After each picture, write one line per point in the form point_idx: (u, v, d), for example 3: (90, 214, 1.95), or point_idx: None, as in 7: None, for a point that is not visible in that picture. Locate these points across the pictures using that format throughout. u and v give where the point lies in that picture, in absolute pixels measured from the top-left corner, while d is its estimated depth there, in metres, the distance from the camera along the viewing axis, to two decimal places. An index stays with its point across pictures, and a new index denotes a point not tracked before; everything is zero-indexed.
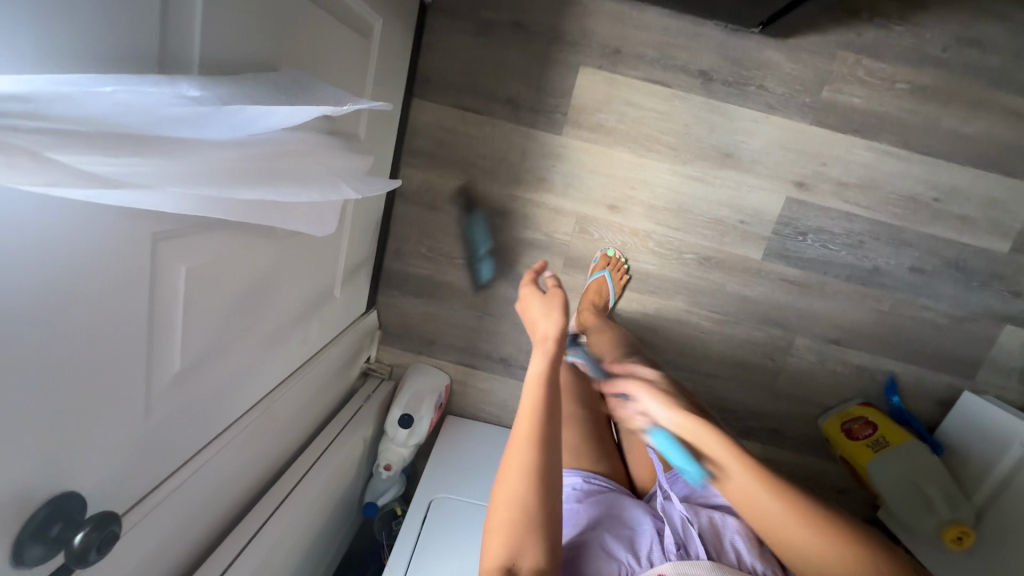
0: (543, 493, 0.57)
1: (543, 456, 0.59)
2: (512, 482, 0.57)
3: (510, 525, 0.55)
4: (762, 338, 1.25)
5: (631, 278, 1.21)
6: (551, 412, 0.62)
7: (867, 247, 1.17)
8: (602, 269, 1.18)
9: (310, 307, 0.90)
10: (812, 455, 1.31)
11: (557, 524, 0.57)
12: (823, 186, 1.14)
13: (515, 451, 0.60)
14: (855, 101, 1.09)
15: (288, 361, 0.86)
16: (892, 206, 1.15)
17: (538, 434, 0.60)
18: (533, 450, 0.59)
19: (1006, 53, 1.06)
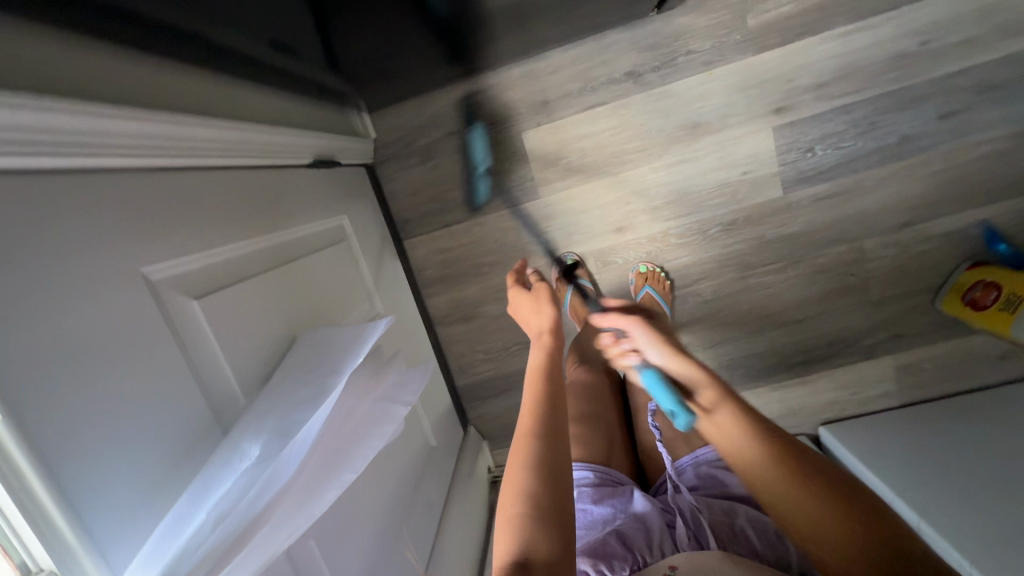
0: (558, 483, 0.52)
1: (548, 448, 0.55)
2: (520, 477, 0.52)
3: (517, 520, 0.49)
4: (829, 261, 1.19)
5: (671, 280, 1.21)
6: (555, 411, 0.60)
7: (884, 125, 1.10)
8: (642, 286, 1.18)
9: (419, 472, 0.97)
10: (951, 340, 1.20)
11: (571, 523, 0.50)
12: (803, 98, 1.10)
13: (522, 446, 0.55)
14: (784, 9, 1.06)
15: (425, 529, 0.93)
16: (884, 75, 1.08)
17: (541, 431, 0.57)
18: (537, 442, 0.55)
19: None
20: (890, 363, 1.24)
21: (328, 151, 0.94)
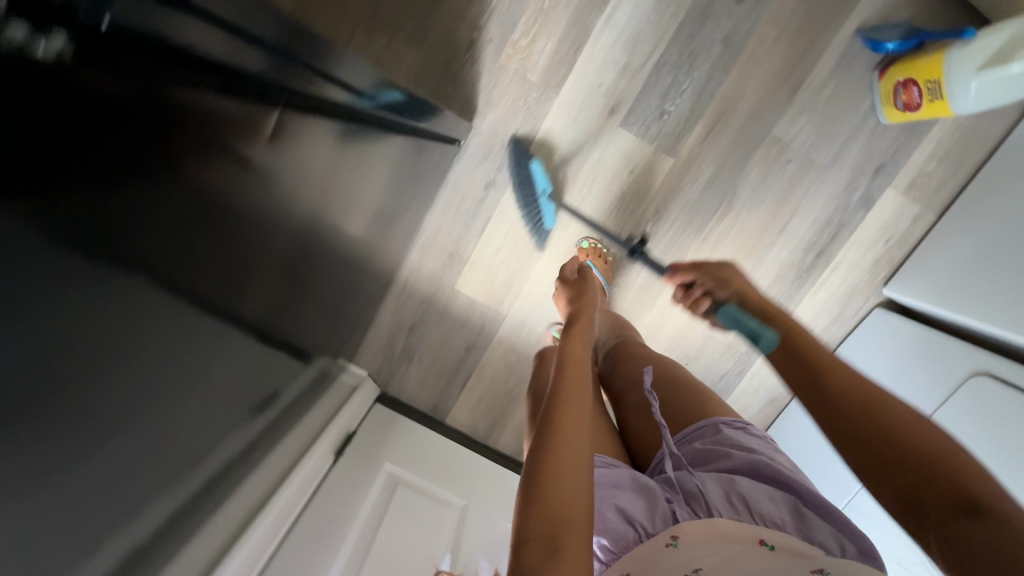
0: (578, 439, 0.51)
1: (572, 409, 0.54)
2: (544, 435, 0.51)
3: (546, 480, 0.47)
4: (763, 168, 1.18)
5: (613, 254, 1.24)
6: (586, 385, 0.58)
7: (702, 47, 1.11)
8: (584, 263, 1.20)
9: None
10: (925, 135, 1.14)
11: (587, 494, 0.48)
12: (621, 87, 1.14)
13: (553, 402, 0.54)
14: (548, 48, 1.12)
15: None
16: (665, 17, 1.10)
17: (570, 390, 0.56)
18: (565, 403, 0.54)
19: None
20: (892, 194, 1.18)
21: (342, 431, 1.14)
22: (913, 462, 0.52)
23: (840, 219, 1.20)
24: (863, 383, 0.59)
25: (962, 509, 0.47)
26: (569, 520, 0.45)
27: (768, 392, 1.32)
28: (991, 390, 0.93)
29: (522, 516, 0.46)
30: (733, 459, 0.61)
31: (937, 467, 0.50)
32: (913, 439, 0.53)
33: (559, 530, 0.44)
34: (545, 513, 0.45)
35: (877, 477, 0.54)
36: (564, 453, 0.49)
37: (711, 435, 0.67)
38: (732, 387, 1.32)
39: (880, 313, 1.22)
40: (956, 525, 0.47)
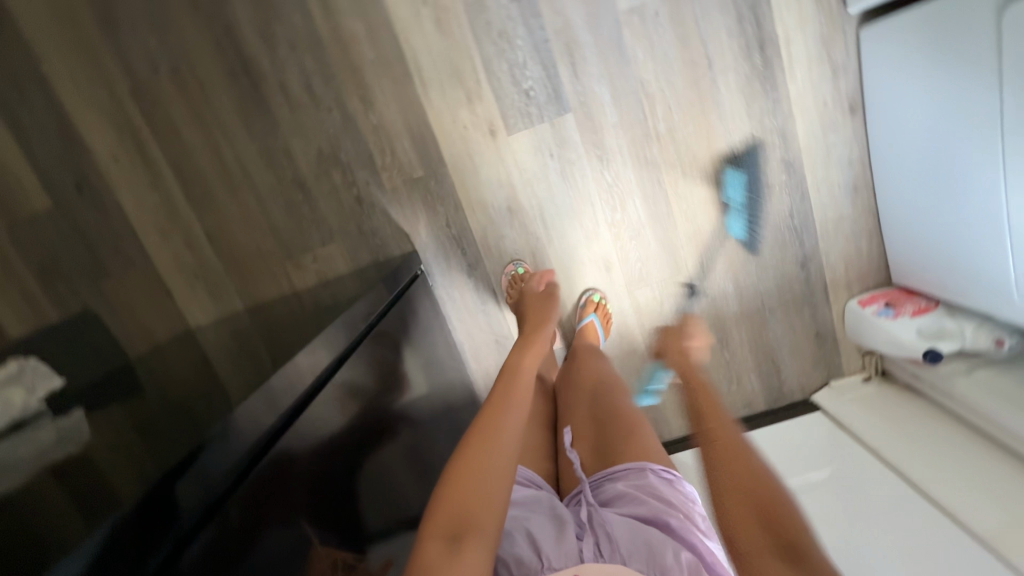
0: (507, 440, 0.57)
1: (495, 411, 0.61)
2: (472, 441, 0.57)
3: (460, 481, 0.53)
4: (646, 42, 1.09)
5: (607, 222, 1.19)
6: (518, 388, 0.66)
7: (503, 18, 1.07)
8: (590, 314, 1.19)
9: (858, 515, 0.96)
10: None
11: (496, 495, 0.53)
12: (482, 109, 1.12)
13: (491, 408, 0.62)
14: (407, 143, 1.15)
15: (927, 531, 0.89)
16: (457, 32, 1.08)
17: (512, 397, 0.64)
18: (498, 410, 0.61)
19: (295, 52, 1.10)
20: None
21: None
22: (772, 513, 0.55)
23: (746, 5, 1.07)
24: (757, 464, 0.59)
25: (789, 550, 0.52)
26: (478, 525, 0.50)
27: (842, 185, 1.17)
28: None
29: (435, 515, 0.51)
30: (647, 504, 0.60)
31: (791, 528, 0.54)
32: (779, 505, 0.56)
33: (465, 529, 0.50)
34: (448, 517, 0.50)
35: (735, 489, 0.58)
36: (491, 455, 0.55)
37: (637, 478, 0.65)
38: (807, 212, 1.19)
39: (883, 26, 1.02)
40: (768, 556, 0.52)
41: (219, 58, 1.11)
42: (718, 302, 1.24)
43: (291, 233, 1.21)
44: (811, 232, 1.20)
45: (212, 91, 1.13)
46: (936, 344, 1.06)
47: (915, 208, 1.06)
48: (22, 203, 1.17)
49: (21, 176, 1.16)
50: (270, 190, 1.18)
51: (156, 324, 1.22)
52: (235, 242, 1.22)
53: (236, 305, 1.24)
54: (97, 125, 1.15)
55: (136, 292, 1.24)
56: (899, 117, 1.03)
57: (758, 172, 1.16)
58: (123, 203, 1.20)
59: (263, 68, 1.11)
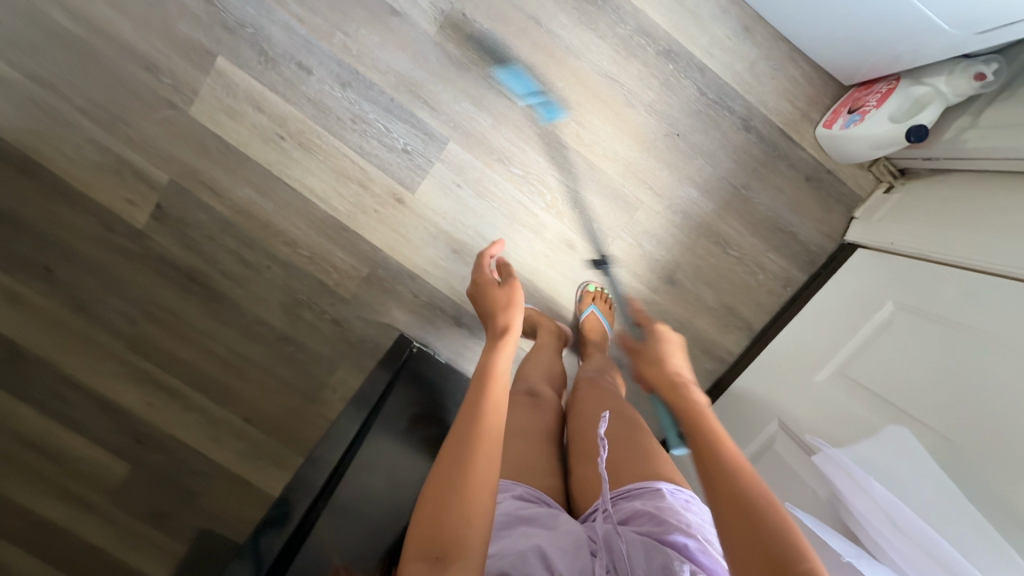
0: (472, 458, 0.65)
1: (467, 431, 0.69)
2: (439, 472, 0.65)
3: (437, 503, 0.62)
4: (473, 42, 1.10)
5: (544, 207, 1.17)
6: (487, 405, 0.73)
7: (349, 107, 1.13)
8: (590, 305, 1.16)
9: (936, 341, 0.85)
10: None
11: (474, 510, 0.61)
12: (379, 188, 1.17)
13: (454, 436, 0.69)
14: (342, 253, 1.21)
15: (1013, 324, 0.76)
16: (322, 143, 1.15)
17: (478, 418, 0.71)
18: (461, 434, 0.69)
19: (216, 242, 1.21)
20: None
21: None
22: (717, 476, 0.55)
23: None
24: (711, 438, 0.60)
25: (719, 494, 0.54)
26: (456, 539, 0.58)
27: (733, 35, 1.09)
28: None
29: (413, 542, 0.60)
30: (666, 525, 0.65)
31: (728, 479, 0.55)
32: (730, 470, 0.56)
33: (446, 544, 0.57)
34: (429, 540, 0.58)
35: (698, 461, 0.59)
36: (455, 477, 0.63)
37: (654, 497, 0.70)
38: (717, 80, 1.10)
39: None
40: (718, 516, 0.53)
41: (170, 282, 1.24)
42: (692, 209, 1.17)
43: (303, 381, 1.30)
44: (733, 95, 1.11)
45: (181, 310, 1.26)
46: (917, 118, 0.96)
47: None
48: (109, 477, 1.35)
49: (98, 457, 1.35)
50: (266, 357, 1.28)
51: (252, 511, 1.36)
52: (268, 414, 1.33)
53: (299, 461, 1.35)
54: (124, 388, 1.32)
55: (220, 494, 1.36)
56: None
57: (648, 76, 1.10)
58: (175, 434, 1.35)
59: (203, 269, 1.23)
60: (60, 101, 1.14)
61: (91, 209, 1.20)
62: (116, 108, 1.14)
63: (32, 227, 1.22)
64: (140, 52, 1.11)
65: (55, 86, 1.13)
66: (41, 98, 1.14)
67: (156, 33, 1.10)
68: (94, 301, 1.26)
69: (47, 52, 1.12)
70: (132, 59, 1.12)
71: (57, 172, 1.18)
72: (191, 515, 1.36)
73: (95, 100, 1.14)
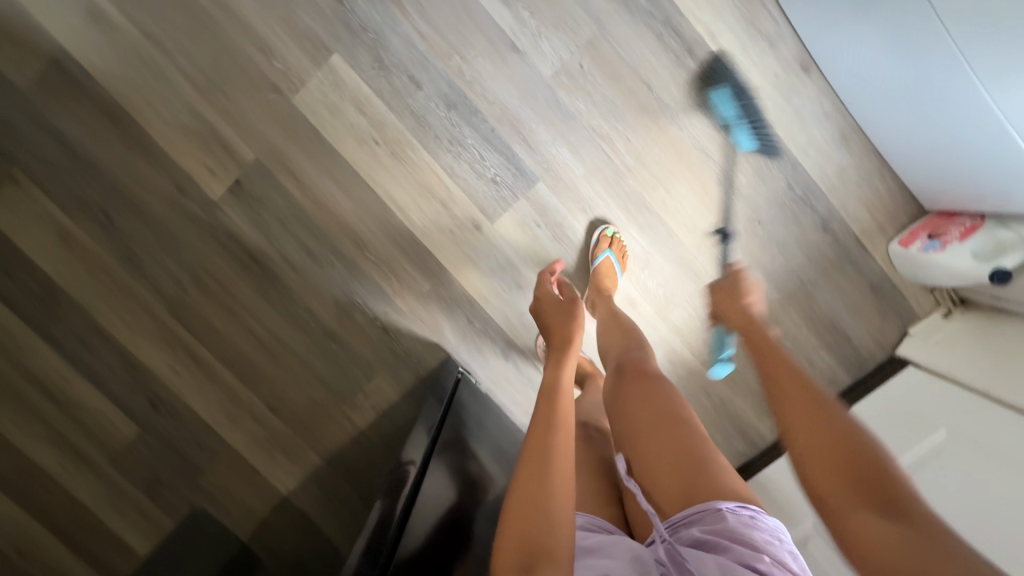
0: (552, 478, 0.65)
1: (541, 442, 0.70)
2: (519, 494, 0.64)
3: (523, 521, 0.62)
4: (582, 93, 1.12)
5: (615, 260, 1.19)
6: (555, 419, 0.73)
7: (448, 128, 1.14)
8: (603, 253, 1.14)
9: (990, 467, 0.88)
10: None
11: (555, 523, 0.62)
12: (458, 210, 1.18)
13: (528, 449, 0.69)
14: (407, 264, 1.21)
15: None
16: (413, 156, 1.16)
17: (552, 442, 0.69)
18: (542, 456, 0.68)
19: (284, 228, 1.20)
20: None
21: None
22: (872, 473, 0.52)
23: (661, 22, 1.08)
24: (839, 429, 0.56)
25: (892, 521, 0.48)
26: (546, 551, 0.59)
27: (830, 138, 1.12)
28: None
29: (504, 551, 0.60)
30: (734, 552, 0.62)
31: (889, 480, 0.51)
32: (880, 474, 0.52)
33: (538, 559, 0.58)
34: (518, 550, 0.60)
35: (824, 457, 0.55)
36: (542, 500, 0.63)
37: (714, 521, 0.65)
38: (806, 177, 1.13)
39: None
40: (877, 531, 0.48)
41: (229, 255, 1.22)
42: (756, 293, 1.19)
43: (337, 379, 1.28)
44: (819, 195, 1.14)
45: (232, 285, 1.23)
46: (999, 263, 0.99)
47: (934, 125, 0.97)
48: (115, 436, 1.31)
49: (109, 415, 1.31)
50: (306, 348, 1.27)
51: (253, 499, 1.32)
52: (294, 406, 1.30)
53: (312, 458, 1.31)
54: (153, 351, 1.28)
55: (224, 475, 1.32)
56: (855, 69, 1.02)
57: (742, 160, 1.13)
58: (193, 406, 1.31)
59: (265, 250, 1.21)
60: (164, 58, 1.12)
61: (167, 169, 1.18)
62: (219, 78, 1.13)
63: (102, 174, 1.19)
64: (256, 30, 1.11)
65: (161, 42, 1.12)
66: (145, 52, 1.12)
67: (277, 16, 1.11)
68: (147, 259, 1.22)
69: (165, 9, 1.11)
70: (247, 36, 1.11)
71: (144, 127, 1.16)
72: (191, 491, 1.32)
73: (200, 65, 1.13)
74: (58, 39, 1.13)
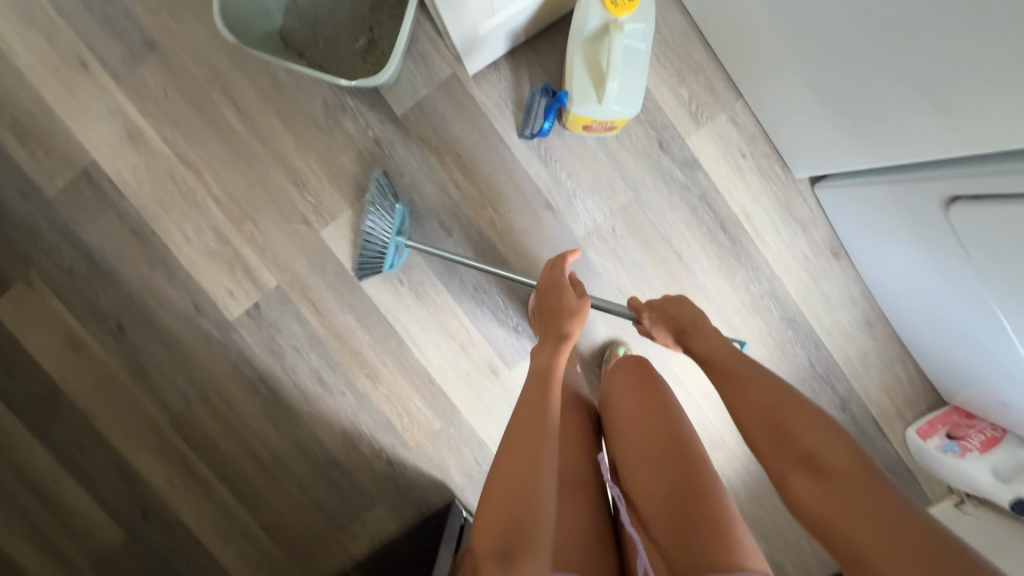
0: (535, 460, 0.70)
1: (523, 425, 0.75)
2: (502, 478, 0.69)
3: (505, 506, 0.66)
4: (612, 256, 1.11)
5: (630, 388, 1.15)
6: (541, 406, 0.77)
7: (475, 275, 1.14)
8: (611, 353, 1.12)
9: None
10: (664, 87, 1.05)
11: (533, 504, 0.67)
12: (477, 355, 1.17)
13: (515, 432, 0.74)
14: (419, 401, 1.19)
15: None
16: (437, 298, 1.15)
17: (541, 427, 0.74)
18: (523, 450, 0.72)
19: (300, 354, 1.18)
20: (700, 134, 1.07)
21: None
22: (790, 429, 0.68)
23: (696, 196, 1.08)
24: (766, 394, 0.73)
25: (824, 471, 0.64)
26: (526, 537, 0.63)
27: (855, 323, 1.12)
28: (976, 217, 0.74)
29: (485, 534, 0.64)
30: None
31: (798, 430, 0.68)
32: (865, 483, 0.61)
33: (519, 542, 0.63)
34: (503, 531, 0.65)
35: (796, 458, 0.67)
36: (521, 498, 0.67)
37: None
38: (828, 357, 1.13)
39: (856, 190, 0.96)
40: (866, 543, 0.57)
41: (240, 376, 1.20)
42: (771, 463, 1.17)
43: (336, 504, 1.24)
44: (840, 375, 1.13)
45: (240, 403, 1.21)
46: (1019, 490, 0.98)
47: (961, 349, 0.98)
48: (101, 542, 1.25)
49: (95, 516, 1.24)
50: (307, 472, 1.23)
51: None
52: (289, 528, 1.26)
53: None
54: (149, 460, 1.24)
55: None
56: (893, 272, 1.01)
57: (767, 335, 1.12)
58: (185, 518, 1.25)
59: (277, 374, 1.20)
60: (199, 185, 1.13)
61: (188, 286, 1.17)
62: (250, 207, 1.13)
63: (120, 284, 1.17)
64: (293, 165, 1.11)
65: (199, 169, 1.12)
66: (180, 177, 1.13)
67: (316, 154, 1.10)
68: (157, 371, 1.20)
69: (206, 138, 1.11)
70: (284, 170, 1.11)
71: (169, 246, 1.15)
72: None
73: (233, 193, 1.13)
74: (94, 155, 1.13)
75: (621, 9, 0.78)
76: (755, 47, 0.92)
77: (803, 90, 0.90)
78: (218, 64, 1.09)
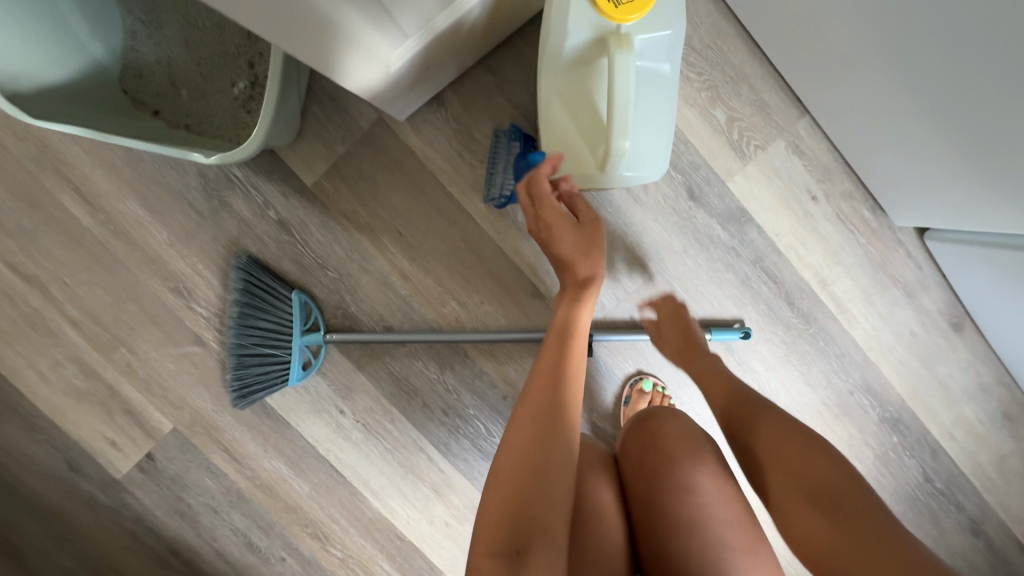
0: (560, 428, 0.47)
1: (539, 376, 0.51)
2: (513, 447, 0.46)
3: (515, 492, 0.44)
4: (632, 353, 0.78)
5: None
6: (565, 364, 0.52)
7: (443, 393, 0.82)
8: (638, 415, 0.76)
9: None
10: (686, 112, 0.72)
11: (547, 480, 0.44)
12: (458, 498, 0.85)
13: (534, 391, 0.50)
14: (386, 566, 0.86)
15: None
16: (392, 428, 0.82)
17: (566, 384, 0.50)
18: (540, 423, 0.47)
19: (212, 518, 0.85)
20: (745, 173, 0.73)
21: None
22: (786, 440, 0.51)
23: (747, 262, 0.75)
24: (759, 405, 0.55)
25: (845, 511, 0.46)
26: (544, 533, 0.42)
27: (986, 418, 0.78)
28: None
29: (481, 534, 0.42)
30: None
31: (795, 443, 0.50)
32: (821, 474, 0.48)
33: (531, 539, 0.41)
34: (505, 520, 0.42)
35: (782, 466, 0.50)
36: (537, 475, 0.44)
37: None
38: (950, 467, 0.80)
39: (998, 253, 0.64)
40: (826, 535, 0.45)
41: (143, 549, 0.87)
42: None
43: None
44: (969, 490, 0.80)
45: None
46: None
47: None
48: None
49: None
50: None
51: None
52: None
53: None
54: None
55: None
56: None
57: (862, 443, 0.79)
58: None
59: (192, 544, 0.86)
60: (47, 305, 0.80)
61: (52, 440, 0.84)
62: (121, 329, 0.81)
63: None
64: (171, 267, 0.79)
65: (44, 284, 0.80)
66: (20, 297, 0.80)
67: (201, 250, 0.78)
68: (31, 551, 0.87)
69: (46, 241, 0.79)
70: (159, 275, 0.79)
71: (20, 389, 0.83)
72: None
73: (97, 313, 0.81)
74: None
75: (628, 9, 0.48)
76: (881, 27, 0.56)
77: (953, 104, 0.55)
78: (51, 138, 0.77)
